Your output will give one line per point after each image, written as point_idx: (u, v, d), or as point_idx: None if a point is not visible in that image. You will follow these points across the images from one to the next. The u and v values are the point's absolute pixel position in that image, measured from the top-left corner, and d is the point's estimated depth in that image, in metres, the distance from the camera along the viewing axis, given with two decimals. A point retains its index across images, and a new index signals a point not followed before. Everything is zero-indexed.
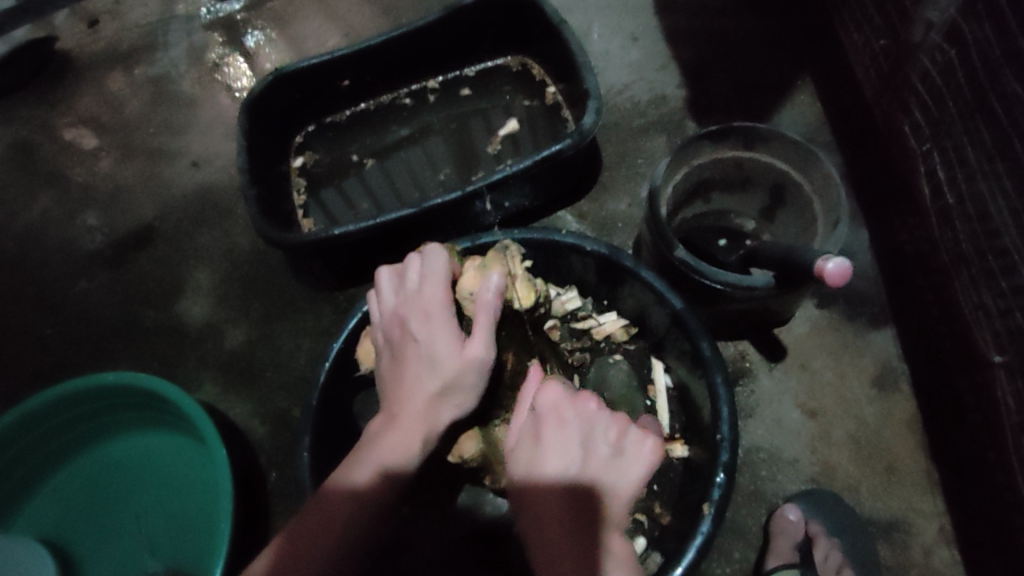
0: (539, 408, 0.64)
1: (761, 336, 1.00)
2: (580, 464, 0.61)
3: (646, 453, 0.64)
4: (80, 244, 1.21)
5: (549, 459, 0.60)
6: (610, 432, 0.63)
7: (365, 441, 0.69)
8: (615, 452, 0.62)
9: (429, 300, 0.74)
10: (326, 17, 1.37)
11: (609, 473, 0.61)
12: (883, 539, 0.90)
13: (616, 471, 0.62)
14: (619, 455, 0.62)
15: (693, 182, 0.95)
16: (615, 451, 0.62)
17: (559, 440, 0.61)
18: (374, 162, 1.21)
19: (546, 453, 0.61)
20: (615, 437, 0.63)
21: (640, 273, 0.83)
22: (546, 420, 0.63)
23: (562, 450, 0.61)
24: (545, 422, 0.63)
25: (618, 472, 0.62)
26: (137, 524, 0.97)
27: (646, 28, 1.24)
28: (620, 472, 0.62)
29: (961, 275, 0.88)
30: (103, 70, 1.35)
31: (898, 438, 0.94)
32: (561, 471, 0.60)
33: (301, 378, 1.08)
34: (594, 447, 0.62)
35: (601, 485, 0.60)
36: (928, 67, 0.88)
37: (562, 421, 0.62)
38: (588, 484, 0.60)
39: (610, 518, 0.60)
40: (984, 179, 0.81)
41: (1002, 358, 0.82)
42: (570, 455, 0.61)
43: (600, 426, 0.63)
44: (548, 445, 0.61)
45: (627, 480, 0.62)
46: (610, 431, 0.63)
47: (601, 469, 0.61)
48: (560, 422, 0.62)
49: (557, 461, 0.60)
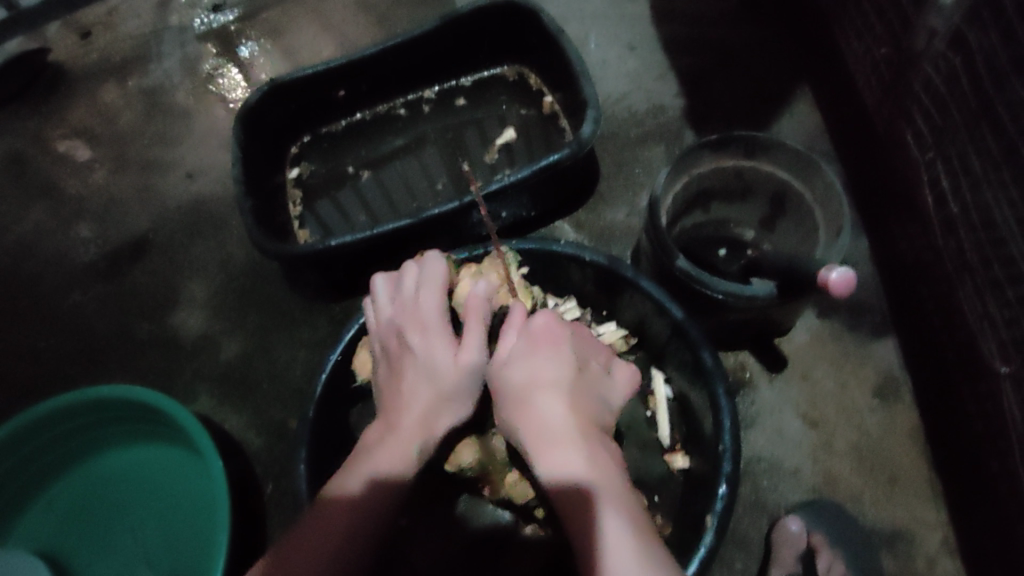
0: (539, 317, 0.70)
1: (762, 347, 0.99)
2: (582, 366, 0.67)
3: (625, 377, 0.73)
4: (73, 257, 1.20)
5: (556, 353, 0.66)
6: (598, 355, 0.72)
7: (361, 449, 0.68)
8: (603, 368, 0.71)
9: (424, 308, 0.74)
10: (321, 27, 1.36)
11: (603, 377, 0.70)
12: (887, 550, 0.89)
13: (609, 381, 0.70)
14: (605, 371, 0.71)
15: (692, 191, 0.95)
16: (603, 366, 0.71)
17: (563, 339, 0.68)
18: (369, 173, 1.20)
19: (554, 346, 0.67)
20: (603, 360, 0.72)
21: (640, 284, 0.82)
22: (552, 321, 0.69)
23: (568, 347, 0.67)
24: (548, 329, 0.69)
25: (607, 384, 0.70)
26: (132, 537, 0.96)
27: (643, 38, 1.24)
28: (604, 395, 0.68)
29: (965, 285, 0.87)
30: (96, 81, 1.34)
31: (901, 448, 0.93)
32: (568, 365, 0.66)
33: (297, 391, 1.06)
34: (588, 357, 0.69)
35: (594, 397, 0.66)
36: (931, 74, 0.88)
37: (560, 337, 0.68)
38: (588, 389, 0.66)
39: (600, 426, 0.65)
40: (989, 187, 0.81)
41: (1008, 369, 0.81)
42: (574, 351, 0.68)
43: (585, 346, 0.71)
44: (553, 341, 0.68)
45: (611, 398, 0.69)
46: (598, 353, 0.72)
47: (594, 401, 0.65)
48: (562, 326, 0.69)
49: (564, 355, 0.66)
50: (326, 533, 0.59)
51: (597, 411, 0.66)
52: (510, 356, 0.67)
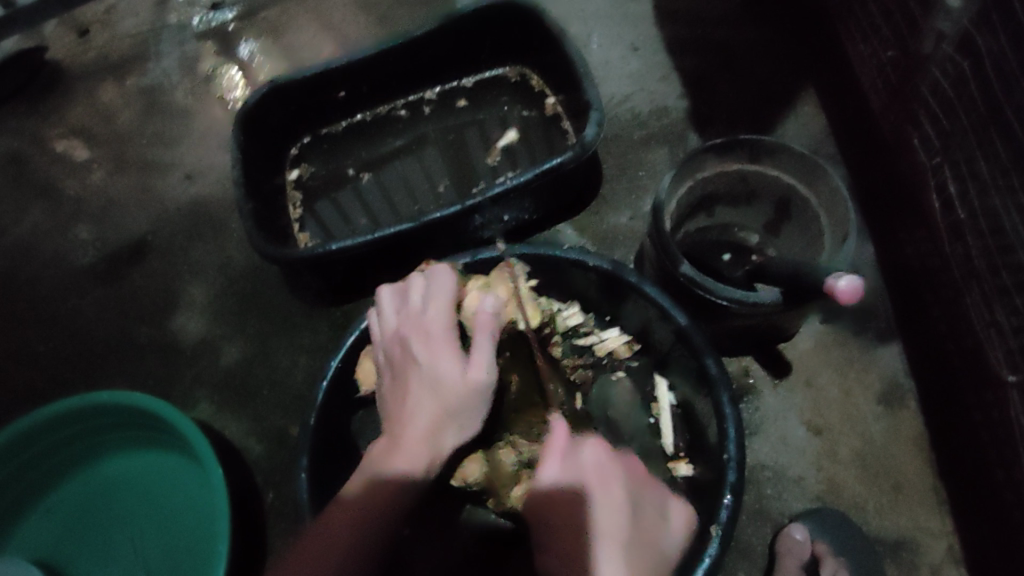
0: (591, 453, 0.71)
1: (766, 352, 0.98)
2: (635, 508, 0.67)
3: (683, 516, 0.73)
4: (72, 259, 1.19)
5: (608, 494, 0.67)
6: (655, 497, 0.72)
7: (364, 463, 0.67)
8: (661, 511, 0.71)
9: (430, 320, 0.73)
10: (321, 26, 1.35)
11: (660, 521, 0.70)
12: (891, 559, 0.89)
13: (666, 523, 0.70)
14: (664, 517, 0.71)
15: (697, 195, 0.94)
16: (661, 512, 0.71)
17: (615, 479, 0.69)
18: (370, 175, 1.19)
19: (606, 486, 0.68)
20: (658, 501, 0.72)
21: (643, 289, 0.81)
22: (604, 459, 0.71)
23: (622, 489, 0.68)
24: (599, 466, 0.70)
25: (663, 528, 0.70)
26: (131, 547, 0.95)
27: (647, 38, 1.23)
28: (658, 540, 0.68)
29: (972, 292, 0.86)
30: (94, 81, 1.33)
31: (905, 456, 0.93)
32: (621, 507, 0.66)
33: (298, 396, 1.06)
34: (643, 500, 0.70)
35: (648, 543, 0.66)
36: (939, 78, 0.87)
37: (612, 476, 0.69)
38: (639, 533, 0.66)
39: (651, 573, 0.65)
40: (997, 193, 0.80)
41: (1015, 378, 0.80)
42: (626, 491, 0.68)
43: (640, 486, 0.71)
44: (606, 483, 0.68)
45: (664, 541, 0.69)
46: (654, 494, 0.72)
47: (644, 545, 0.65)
48: (614, 466, 0.70)
49: (617, 497, 0.67)
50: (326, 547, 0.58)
51: (651, 557, 0.65)
52: (561, 494, 0.68)
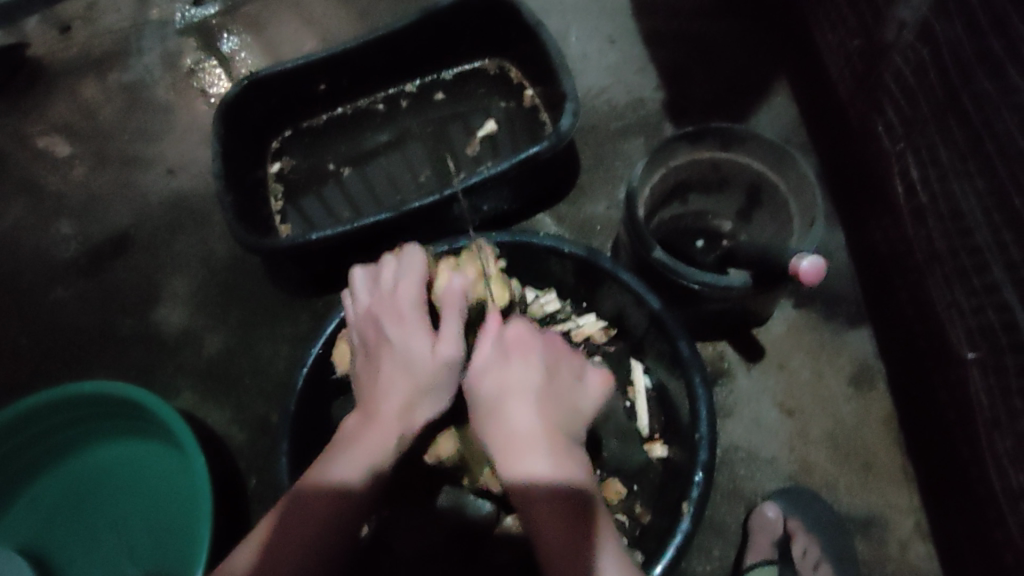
0: (510, 337, 0.67)
1: (741, 337, 1.01)
2: (550, 367, 0.66)
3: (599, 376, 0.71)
4: (54, 253, 1.20)
5: (526, 362, 0.65)
6: (572, 356, 0.70)
7: (339, 439, 0.68)
8: (577, 367, 0.69)
9: (403, 302, 0.74)
10: (303, 21, 1.36)
11: (578, 379, 0.68)
12: (860, 535, 0.91)
13: (583, 385, 0.68)
14: (580, 377, 0.68)
15: (671, 182, 0.96)
16: (578, 364, 0.70)
17: (532, 347, 0.66)
18: (351, 169, 1.20)
19: (524, 353, 0.66)
20: (577, 356, 0.71)
21: (619, 275, 0.83)
22: (520, 332, 0.68)
23: (538, 355, 0.66)
24: (515, 338, 0.67)
25: (580, 384, 0.68)
26: (114, 534, 0.96)
27: (624, 31, 1.24)
28: (577, 404, 0.65)
29: (934, 273, 0.88)
30: (75, 77, 1.34)
31: (874, 435, 0.95)
32: (537, 370, 0.64)
33: (280, 385, 1.07)
34: (559, 358, 0.68)
35: (568, 410, 0.63)
36: (901, 66, 0.89)
37: (529, 345, 0.66)
38: (560, 397, 0.63)
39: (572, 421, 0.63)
40: (956, 177, 0.82)
41: (974, 355, 0.82)
42: (541, 356, 0.66)
43: (559, 350, 0.69)
44: (522, 350, 0.66)
45: (582, 404, 0.66)
46: (569, 353, 0.70)
47: (562, 396, 0.64)
48: (531, 336, 0.68)
49: (534, 363, 0.65)
50: (310, 515, 0.60)
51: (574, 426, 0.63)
52: (481, 363, 0.66)
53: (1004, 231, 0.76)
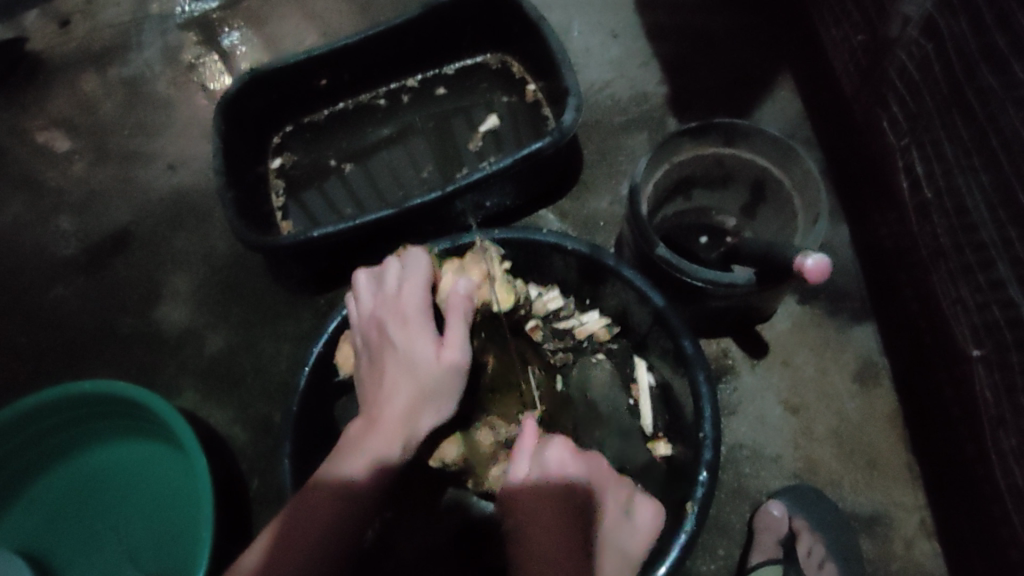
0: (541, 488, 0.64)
1: (745, 334, 1.00)
2: (585, 509, 0.63)
3: (651, 508, 0.68)
4: (54, 250, 1.19)
5: (554, 520, 0.62)
6: (622, 490, 0.67)
7: (343, 441, 0.67)
8: (623, 504, 0.66)
9: (407, 303, 0.74)
10: (303, 16, 1.35)
11: (619, 530, 0.64)
12: (865, 533, 0.91)
13: (626, 526, 0.65)
14: (627, 511, 0.66)
15: (675, 178, 0.95)
16: (627, 500, 0.67)
17: (566, 499, 0.63)
18: (353, 165, 1.20)
19: (559, 490, 0.64)
20: (628, 491, 0.67)
21: (622, 272, 0.82)
22: (557, 478, 0.64)
23: (573, 494, 0.63)
24: (557, 468, 0.65)
25: (617, 535, 0.64)
26: (115, 534, 0.96)
27: (626, 25, 1.23)
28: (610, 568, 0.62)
29: (939, 270, 0.88)
30: (74, 72, 1.33)
31: (879, 432, 0.95)
32: (566, 528, 0.61)
33: (282, 383, 1.07)
34: (603, 496, 0.65)
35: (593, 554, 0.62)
36: (906, 61, 0.88)
37: (566, 481, 0.64)
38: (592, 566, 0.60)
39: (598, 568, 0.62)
40: (961, 173, 0.81)
41: (980, 352, 0.82)
42: (578, 494, 0.64)
43: (606, 484, 0.66)
44: (555, 488, 0.64)
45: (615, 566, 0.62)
46: (614, 496, 0.66)
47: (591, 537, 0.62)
48: (573, 470, 0.65)
49: (564, 505, 0.63)
50: (320, 519, 0.60)
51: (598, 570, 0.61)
52: (517, 489, 0.65)
53: (1010, 228, 0.75)
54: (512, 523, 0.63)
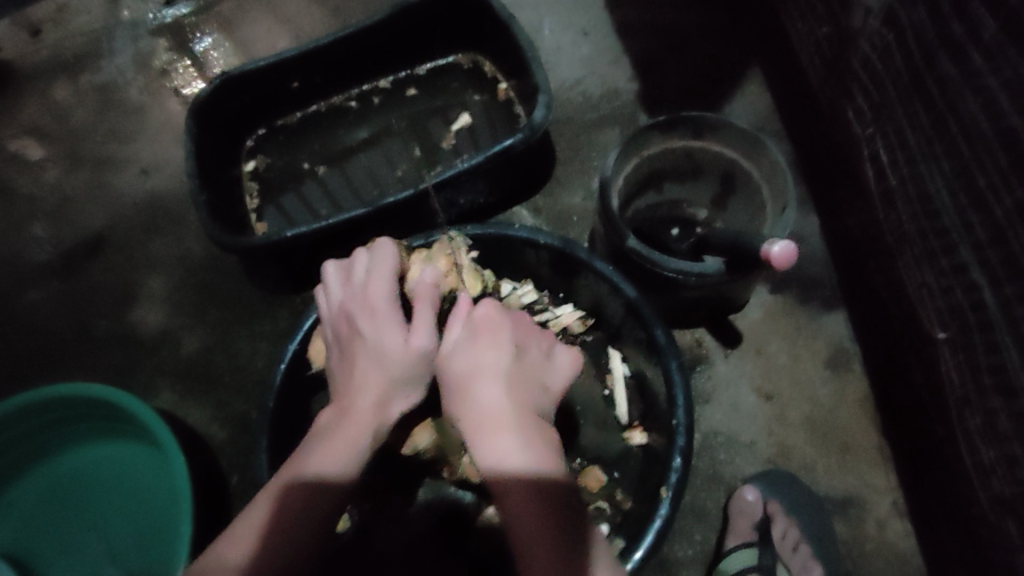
0: (486, 313, 0.70)
1: (718, 324, 1.01)
2: (519, 348, 0.68)
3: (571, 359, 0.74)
4: (28, 257, 1.19)
5: (494, 335, 0.67)
6: (540, 338, 0.72)
7: (312, 436, 0.67)
8: (544, 352, 0.71)
9: (374, 294, 0.73)
10: (276, 19, 1.35)
11: (549, 343, 0.73)
12: (839, 516, 0.92)
13: (549, 365, 0.70)
14: (546, 355, 0.71)
15: (645, 171, 0.96)
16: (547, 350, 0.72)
17: (501, 325, 0.69)
18: (327, 167, 1.20)
19: (493, 330, 0.68)
20: (547, 342, 0.73)
21: (595, 264, 0.83)
22: (491, 311, 0.71)
23: (505, 333, 0.68)
24: (486, 319, 0.69)
25: (546, 367, 0.69)
26: (93, 536, 0.96)
27: (597, 23, 1.25)
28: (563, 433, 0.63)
29: (905, 256, 0.89)
30: (46, 79, 1.32)
31: (851, 417, 0.97)
32: (506, 346, 0.66)
33: (260, 383, 1.07)
34: (529, 342, 0.70)
35: (531, 375, 0.66)
36: (868, 51, 0.90)
37: (497, 326, 0.68)
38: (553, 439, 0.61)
39: (539, 397, 0.66)
40: (923, 160, 0.83)
41: (945, 335, 0.83)
42: (510, 335, 0.68)
43: (531, 334, 0.71)
44: (490, 329, 0.68)
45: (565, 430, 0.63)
46: (541, 336, 0.73)
47: (530, 366, 0.67)
48: (499, 317, 0.70)
49: (502, 342, 0.67)
50: (289, 514, 0.59)
51: (539, 388, 0.66)
52: (452, 345, 0.68)
53: (970, 212, 0.76)
54: (450, 370, 0.66)
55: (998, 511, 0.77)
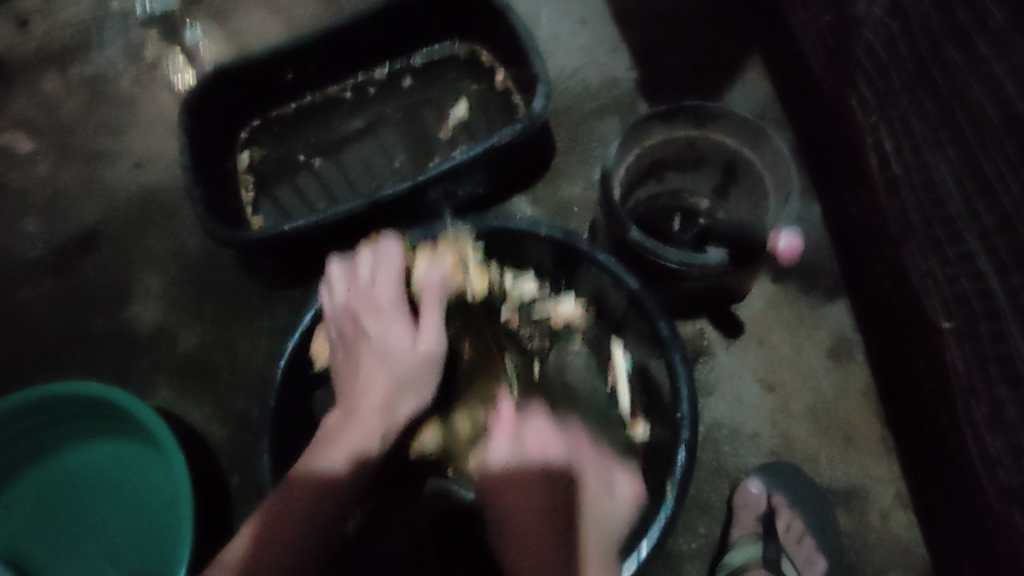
0: (533, 439, 0.77)
1: (720, 314, 1.01)
2: (569, 484, 0.72)
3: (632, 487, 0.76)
4: (21, 253, 1.17)
5: (542, 469, 0.73)
6: (596, 467, 0.76)
7: (318, 435, 0.67)
8: (600, 479, 0.75)
9: (380, 293, 0.74)
10: (269, 9, 1.33)
11: (605, 470, 0.76)
12: (844, 507, 0.93)
13: (605, 493, 0.74)
14: (604, 482, 0.75)
15: (646, 162, 0.95)
16: (605, 480, 0.75)
17: (547, 450, 0.76)
18: (323, 158, 1.19)
19: (540, 460, 0.75)
20: (602, 471, 0.76)
21: (597, 257, 0.81)
22: (537, 436, 0.78)
23: (553, 465, 0.74)
24: (534, 447, 0.77)
25: (602, 493, 0.74)
26: (93, 535, 0.95)
27: (594, 10, 1.23)
28: (608, 503, 0.73)
29: (909, 245, 0.89)
30: (35, 71, 1.30)
31: (853, 407, 0.97)
32: (554, 484, 0.72)
33: (259, 379, 1.06)
34: (580, 469, 0.75)
35: (583, 507, 0.71)
36: (872, 39, 0.89)
37: (544, 456, 0.75)
38: (592, 493, 0.73)
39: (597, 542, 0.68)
40: (929, 148, 0.82)
41: (950, 325, 0.83)
42: (556, 470, 0.73)
43: (581, 460, 0.76)
44: (537, 459, 0.75)
45: (615, 502, 0.74)
46: (597, 466, 0.76)
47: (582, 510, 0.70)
48: (547, 443, 0.77)
49: (550, 483, 0.72)
50: (293, 510, 0.59)
51: (593, 521, 0.70)
52: (503, 479, 0.75)
53: (976, 201, 0.76)
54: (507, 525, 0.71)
55: (1004, 501, 0.77)
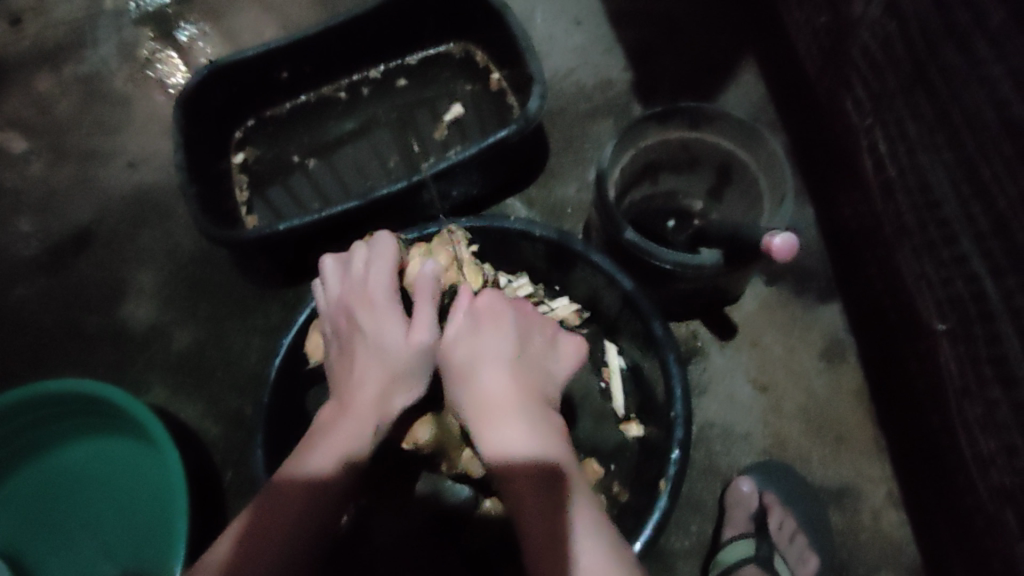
0: (487, 298, 0.72)
1: (713, 316, 1.01)
2: (522, 343, 0.68)
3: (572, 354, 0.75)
4: (14, 251, 1.17)
5: (498, 328, 0.68)
6: (541, 328, 0.73)
7: (311, 432, 0.66)
8: (547, 345, 0.72)
9: (374, 287, 0.73)
10: (263, 8, 1.33)
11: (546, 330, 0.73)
12: (835, 506, 0.93)
13: (551, 356, 0.71)
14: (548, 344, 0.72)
15: (640, 162, 0.96)
16: (549, 343, 0.72)
17: (504, 311, 0.70)
18: (316, 159, 1.18)
19: (495, 320, 0.69)
20: (548, 333, 0.73)
21: (591, 257, 0.82)
22: (493, 299, 0.72)
23: (512, 325, 0.69)
24: (490, 307, 0.71)
25: (550, 356, 0.71)
26: (86, 530, 0.95)
27: (589, 12, 1.24)
28: (552, 367, 0.70)
29: (903, 247, 0.89)
30: (29, 70, 1.30)
31: (846, 407, 0.97)
32: (510, 341, 0.67)
33: (253, 377, 1.05)
34: (531, 332, 0.71)
35: (536, 368, 0.67)
36: (867, 40, 0.90)
37: (502, 317, 0.70)
38: (540, 355, 0.70)
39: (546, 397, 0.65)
40: (924, 151, 0.82)
41: (944, 327, 0.83)
42: (513, 329, 0.69)
43: (530, 323, 0.72)
44: (494, 318, 0.69)
45: (558, 368, 0.71)
46: (541, 327, 0.73)
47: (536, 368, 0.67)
48: (503, 305, 0.71)
49: (507, 339, 0.67)
50: (286, 508, 0.58)
51: (543, 380, 0.67)
52: (454, 336, 0.69)
53: (972, 203, 0.76)
54: (460, 379, 0.66)
55: (997, 500, 0.77)
